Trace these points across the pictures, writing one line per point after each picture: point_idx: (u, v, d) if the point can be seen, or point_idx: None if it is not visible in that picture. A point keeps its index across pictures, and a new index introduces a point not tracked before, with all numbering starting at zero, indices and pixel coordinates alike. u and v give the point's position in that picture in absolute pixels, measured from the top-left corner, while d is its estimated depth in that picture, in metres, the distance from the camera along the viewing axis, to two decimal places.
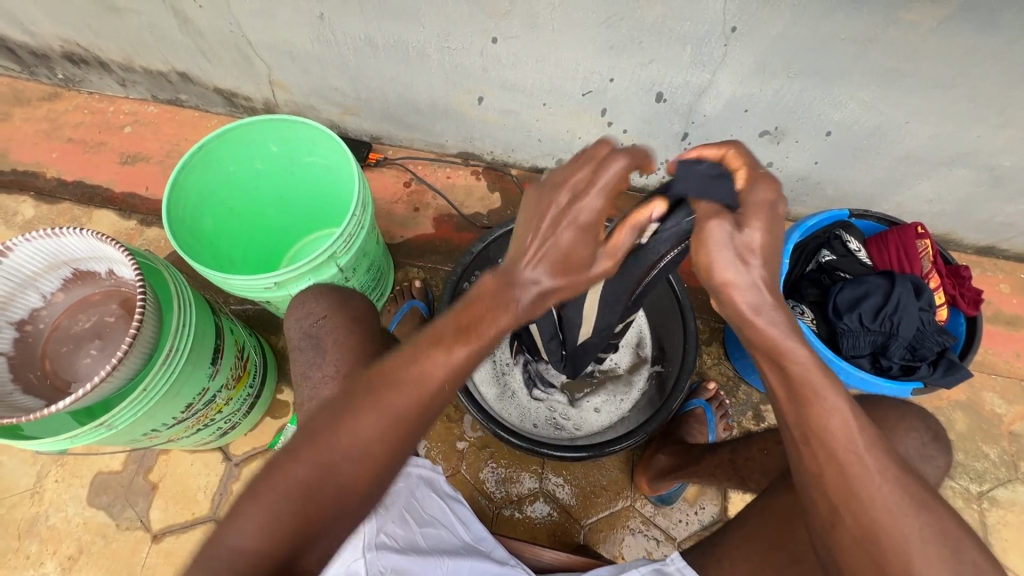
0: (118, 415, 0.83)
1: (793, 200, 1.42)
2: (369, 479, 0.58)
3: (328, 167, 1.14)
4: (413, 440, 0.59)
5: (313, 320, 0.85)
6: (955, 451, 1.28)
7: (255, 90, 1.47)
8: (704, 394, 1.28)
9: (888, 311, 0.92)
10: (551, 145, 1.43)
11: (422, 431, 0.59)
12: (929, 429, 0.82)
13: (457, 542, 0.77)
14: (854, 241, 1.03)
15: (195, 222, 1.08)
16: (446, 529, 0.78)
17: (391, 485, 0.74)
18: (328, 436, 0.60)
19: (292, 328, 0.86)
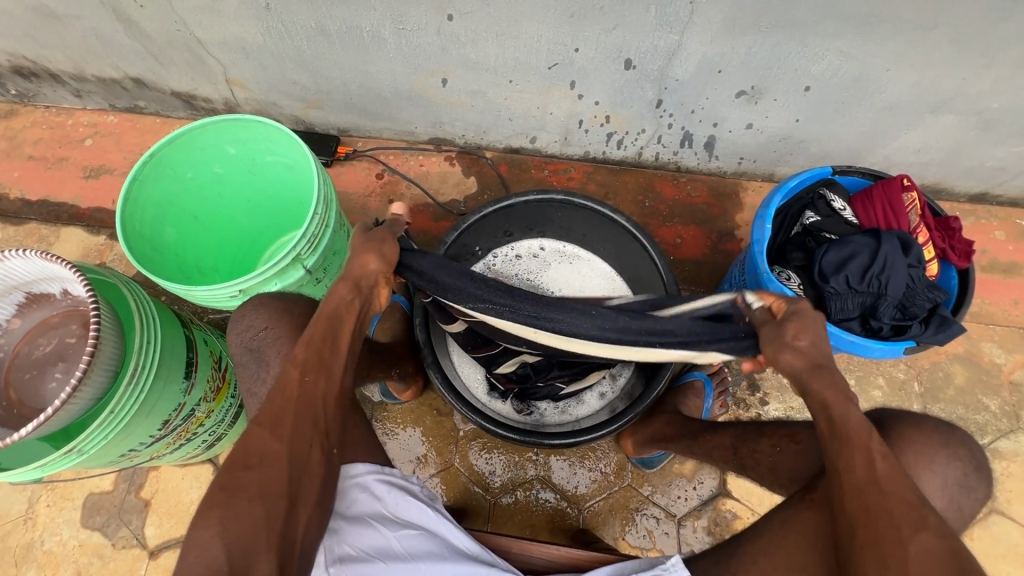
0: (88, 440, 0.81)
1: (776, 160, 1.38)
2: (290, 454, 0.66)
3: (290, 166, 1.10)
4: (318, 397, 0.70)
5: (254, 331, 0.86)
6: (955, 406, 1.26)
7: (213, 91, 1.42)
8: (707, 367, 1.25)
9: (875, 271, 0.89)
10: (523, 124, 1.38)
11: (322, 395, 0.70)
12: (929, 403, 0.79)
13: (437, 544, 0.76)
14: (838, 200, 0.99)
15: (156, 233, 1.05)
16: (424, 533, 0.77)
17: (351, 494, 0.77)
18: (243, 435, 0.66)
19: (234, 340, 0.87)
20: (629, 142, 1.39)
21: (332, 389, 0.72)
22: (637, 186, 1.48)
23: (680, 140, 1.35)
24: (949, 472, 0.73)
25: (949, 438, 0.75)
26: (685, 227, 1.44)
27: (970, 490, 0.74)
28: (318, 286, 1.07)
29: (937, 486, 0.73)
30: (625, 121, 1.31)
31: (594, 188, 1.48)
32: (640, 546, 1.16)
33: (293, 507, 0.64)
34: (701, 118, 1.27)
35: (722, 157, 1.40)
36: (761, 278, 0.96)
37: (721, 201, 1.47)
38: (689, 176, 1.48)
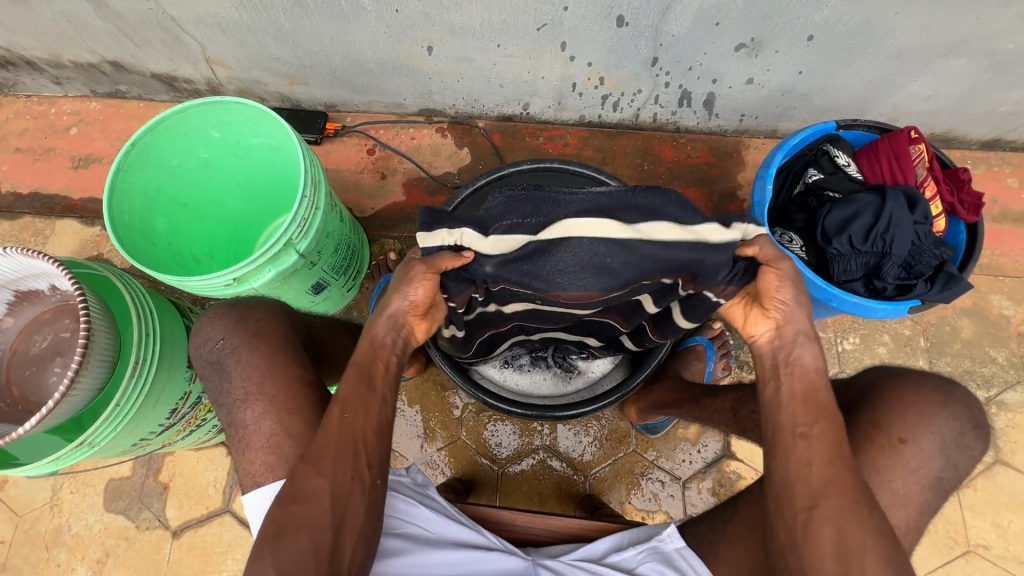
0: (96, 433, 0.82)
1: (780, 115, 1.33)
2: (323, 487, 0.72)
3: (277, 148, 1.07)
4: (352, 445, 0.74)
5: (213, 343, 0.88)
6: (961, 359, 1.25)
7: (193, 71, 1.38)
8: (708, 332, 1.24)
9: (880, 229, 0.85)
10: (515, 89, 1.32)
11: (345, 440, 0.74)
12: (971, 415, 0.74)
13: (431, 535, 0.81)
14: (843, 156, 0.97)
15: (147, 225, 1.03)
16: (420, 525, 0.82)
17: None
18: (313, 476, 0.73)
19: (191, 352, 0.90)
20: (625, 104, 1.34)
21: (371, 423, 0.76)
22: (635, 149, 1.44)
23: (678, 98, 1.30)
24: (956, 442, 0.73)
25: (950, 400, 0.75)
26: (685, 190, 1.41)
27: (975, 458, 0.74)
28: (314, 269, 1.06)
29: (933, 445, 0.73)
30: (620, 82, 1.26)
31: (591, 154, 1.44)
32: (646, 508, 1.19)
33: (339, 538, 0.71)
34: (699, 75, 1.21)
35: (722, 115, 1.35)
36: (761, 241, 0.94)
37: (723, 161, 1.43)
38: (689, 136, 1.44)
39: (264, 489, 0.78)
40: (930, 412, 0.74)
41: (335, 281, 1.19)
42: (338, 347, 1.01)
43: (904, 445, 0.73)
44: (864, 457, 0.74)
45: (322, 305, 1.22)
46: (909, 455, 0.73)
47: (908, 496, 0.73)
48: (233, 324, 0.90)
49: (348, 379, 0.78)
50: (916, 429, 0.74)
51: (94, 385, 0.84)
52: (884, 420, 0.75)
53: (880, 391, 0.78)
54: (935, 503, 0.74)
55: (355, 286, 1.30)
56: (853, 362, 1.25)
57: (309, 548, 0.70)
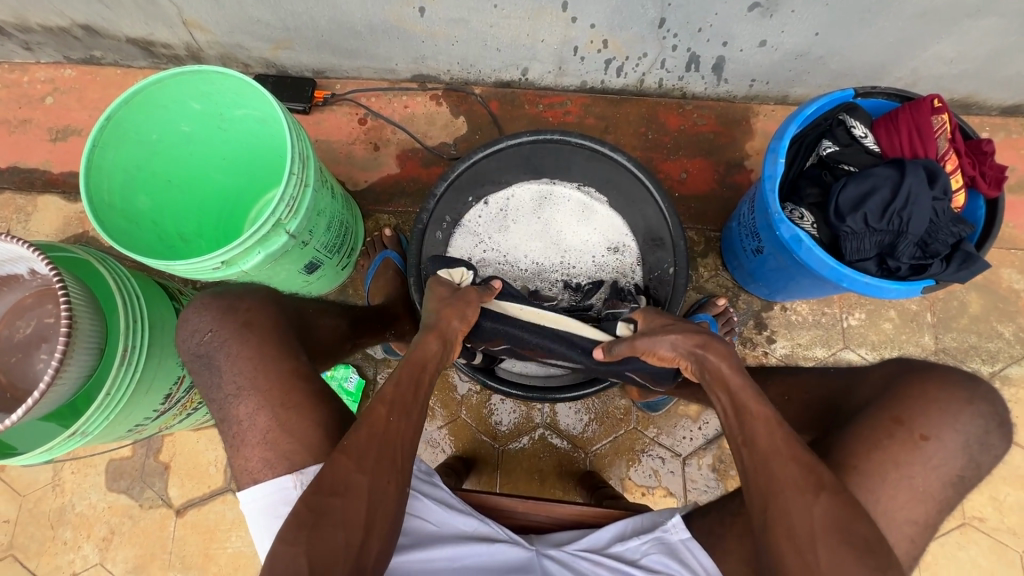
0: (89, 422, 0.81)
1: (792, 80, 1.26)
2: (363, 484, 0.71)
3: (262, 120, 1.02)
4: (393, 446, 0.75)
5: (200, 335, 0.85)
6: (968, 334, 1.23)
7: (171, 35, 1.29)
8: (712, 309, 1.21)
9: (897, 206, 0.81)
10: (513, 53, 1.25)
11: (387, 441, 0.75)
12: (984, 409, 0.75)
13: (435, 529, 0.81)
14: (860, 126, 0.91)
15: (129, 202, 0.99)
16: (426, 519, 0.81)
17: None
18: (351, 473, 0.71)
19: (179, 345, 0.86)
20: (630, 69, 1.27)
21: (410, 427, 0.78)
22: (639, 117, 1.38)
23: (686, 63, 1.23)
24: (978, 440, 0.74)
25: (973, 396, 0.75)
26: (690, 160, 1.35)
27: (998, 457, 0.75)
28: (306, 249, 1.02)
29: (954, 442, 0.74)
30: (624, 45, 1.19)
31: (592, 122, 1.38)
32: (646, 485, 1.19)
33: (369, 537, 0.70)
34: (709, 38, 1.14)
35: (732, 80, 1.28)
36: (771, 218, 0.90)
37: (731, 129, 1.37)
38: (696, 102, 1.37)
39: (259, 487, 0.75)
40: (955, 408, 0.75)
41: (329, 260, 1.15)
42: (333, 330, 0.99)
43: (923, 442, 0.74)
44: (880, 452, 0.75)
45: (316, 285, 1.19)
46: (929, 451, 0.74)
47: (926, 490, 0.74)
48: (223, 310, 0.87)
49: (399, 380, 0.80)
50: (938, 427, 0.74)
51: (81, 373, 0.82)
52: (906, 416, 0.76)
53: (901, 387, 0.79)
54: (953, 500, 0.74)
55: (349, 264, 1.27)
56: (858, 338, 1.23)
57: (336, 544, 0.67)
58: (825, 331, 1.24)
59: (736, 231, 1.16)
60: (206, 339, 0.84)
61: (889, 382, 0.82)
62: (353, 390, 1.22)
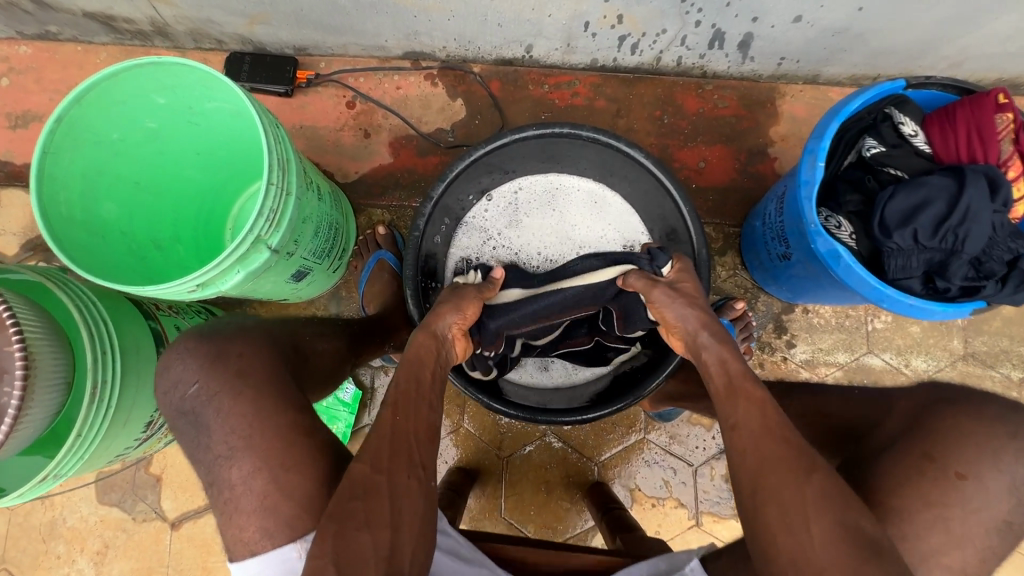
0: (62, 464, 0.74)
1: (826, 58, 1.14)
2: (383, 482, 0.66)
3: (237, 113, 0.91)
4: (408, 440, 0.70)
5: (183, 388, 0.75)
6: (999, 337, 1.16)
7: (132, 9, 1.15)
8: (730, 313, 1.14)
9: (953, 223, 0.72)
10: (516, 30, 1.12)
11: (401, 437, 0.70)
12: None
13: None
14: (909, 123, 0.82)
15: (93, 211, 0.88)
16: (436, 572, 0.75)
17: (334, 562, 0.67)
18: (367, 476, 0.66)
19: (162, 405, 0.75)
20: (646, 46, 1.14)
21: (421, 425, 0.73)
22: (654, 99, 1.26)
23: (709, 40, 1.11)
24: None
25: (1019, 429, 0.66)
26: (709, 148, 1.24)
27: None
28: (291, 260, 0.93)
29: (997, 483, 0.65)
30: (642, 21, 1.06)
31: (603, 105, 1.26)
32: (657, 495, 1.15)
33: (398, 535, 0.64)
34: (738, 13, 1.01)
35: (759, 58, 1.16)
36: (806, 229, 0.82)
37: (754, 112, 1.25)
38: (717, 82, 1.25)
39: (251, 561, 0.66)
40: (999, 442, 0.66)
41: (319, 266, 1.06)
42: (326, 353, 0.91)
43: (962, 482, 0.64)
44: (911, 491, 0.66)
45: (306, 290, 1.11)
46: (969, 493, 0.65)
47: (964, 536, 0.64)
48: (200, 338, 0.78)
49: (399, 381, 0.76)
50: (978, 465, 0.65)
51: (47, 412, 0.74)
52: (938, 453, 0.67)
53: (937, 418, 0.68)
54: (998, 548, 0.65)
55: (341, 265, 1.18)
56: (882, 342, 1.17)
57: (366, 551, 0.61)
58: (848, 335, 1.17)
59: (760, 231, 1.08)
60: (191, 396, 0.73)
61: (924, 415, 0.71)
62: (349, 400, 1.16)
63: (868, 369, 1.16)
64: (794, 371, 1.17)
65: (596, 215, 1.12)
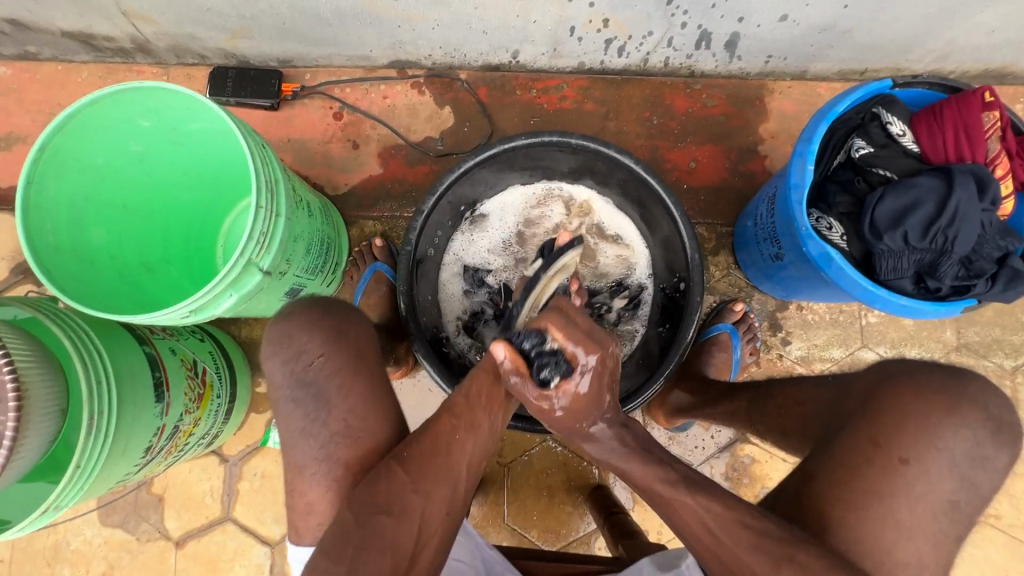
0: (62, 495, 0.74)
1: (813, 55, 1.14)
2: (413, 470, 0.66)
3: (223, 133, 0.90)
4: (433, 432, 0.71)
5: None
6: (992, 328, 1.17)
7: (112, 27, 1.14)
8: (731, 316, 1.15)
9: (942, 224, 0.73)
10: (501, 36, 1.11)
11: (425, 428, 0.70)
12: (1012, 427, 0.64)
13: None
14: (897, 122, 0.82)
15: (80, 239, 0.85)
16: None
17: None
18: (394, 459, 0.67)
19: (277, 373, 0.73)
20: (632, 49, 1.14)
21: None
22: (643, 100, 1.25)
23: (695, 40, 1.10)
24: (967, 456, 0.61)
25: (956, 404, 0.62)
26: (699, 148, 1.24)
27: None
28: (283, 279, 0.92)
29: (936, 462, 0.61)
30: (627, 24, 1.05)
31: (592, 107, 1.25)
32: None
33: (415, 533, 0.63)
34: (723, 14, 1.01)
35: (746, 56, 1.15)
36: (797, 233, 0.82)
37: (744, 110, 1.25)
38: (705, 81, 1.24)
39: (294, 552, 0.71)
40: (934, 422, 0.62)
41: (311, 281, 1.05)
42: None
43: (907, 465, 0.62)
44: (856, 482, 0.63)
45: None
46: (915, 475, 0.61)
47: (912, 526, 0.61)
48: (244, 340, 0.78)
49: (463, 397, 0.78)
50: (917, 447, 0.62)
51: (42, 440, 0.75)
52: (883, 436, 0.63)
53: (878, 394, 0.67)
54: None
55: (334, 277, 1.17)
56: (876, 336, 1.18)
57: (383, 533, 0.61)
58: (843, 330, 1.18)
59: (751, 231, 1.07)
60: (318, 367, 0.73)
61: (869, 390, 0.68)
62: None
63: (864, 363, 1.17)
64: (790, 367, 1.17)
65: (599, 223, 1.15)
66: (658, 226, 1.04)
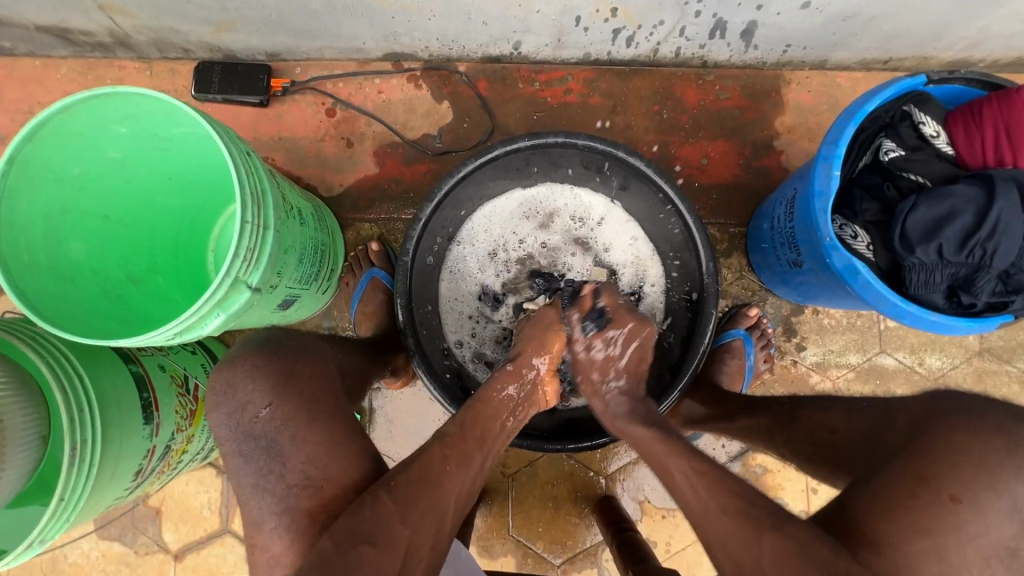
0: (46, 529, 0.70)
1: (835, 43, 1.06)
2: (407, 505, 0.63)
3: (208, 139, 0.85)
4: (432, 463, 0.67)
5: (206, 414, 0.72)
6: (1017, 331, 1.12)
7: (88, 21, 1.07)
8: (744, 321, 1.10)
9: (982, 237, 0.67)
10: (502, 26, 1.04)
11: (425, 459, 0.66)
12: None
13: None
14: (931, 123, 0.76)
15: (59, 254, 0.81)
16: None
17: None
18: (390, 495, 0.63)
19: (226, 428, 0.72)
20: (642, 38, 1.07)
21: None
22: (652, 92, 1.18)
23: (710, 29, 1.03)
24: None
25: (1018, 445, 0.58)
26: (712, 143, 1.17)
27: None
28: (275, 292, 0.87)
29: (995, 506, 0.56)
30: (637, 13, 0.99)
31: (599, 101, 1.18)
32: (666, 507, 1.12)
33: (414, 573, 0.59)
34: (740, 1, 0.94)
35: (763, 46, 1.08)
36: (821, 243, 0.77)
37: (759, 102, 1.18)
38: (718, 72, 1.17)
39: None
40: (995, 461, 0.58)
41: (306, 291, 1.00)
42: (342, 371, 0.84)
43: (956, 505, 0.57)
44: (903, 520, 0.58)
45: (295, 316, 1.05)
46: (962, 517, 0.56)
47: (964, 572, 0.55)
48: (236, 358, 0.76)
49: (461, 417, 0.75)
50: (973, 487, 0.57)
51: (21, 469, 0.72)
52: (932, 473, 0.59)
53: (925, 432, 0.63)
54: None
55: (330, 284, 1.12)
56: (895, 340, 1.13)
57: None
58: (860, 335, 1.13)
59: (768, 234, 1.01)
60: (267, 419, 0.71)
61: (912, 430, 0.65)
62: None
63: (881, 369, 1.12)
64: (804, 374, 1.13)
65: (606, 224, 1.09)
66: (667, 228, 0.99)
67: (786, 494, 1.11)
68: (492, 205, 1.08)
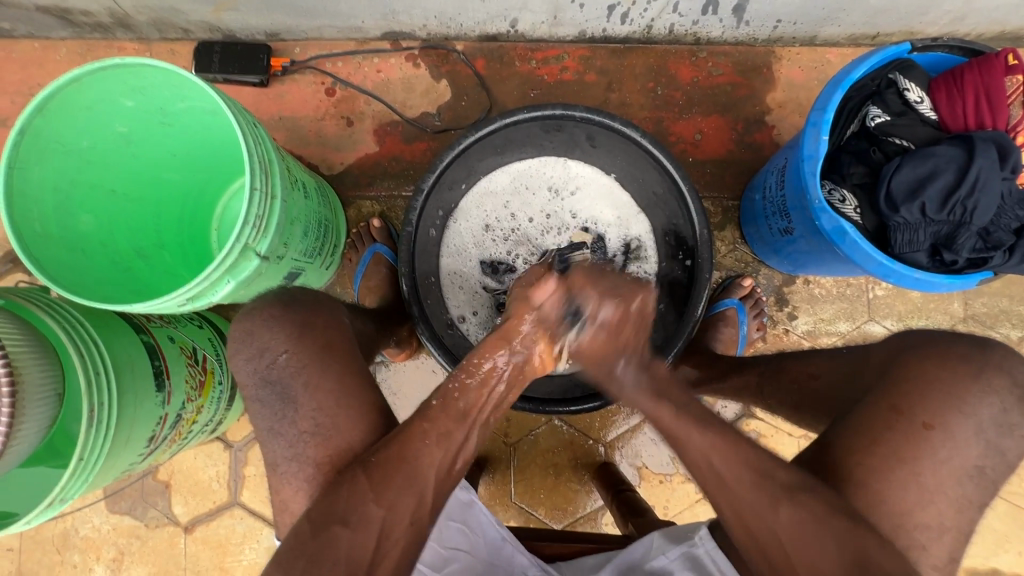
0: (67, 488, 0.73)
1: (824, 19, 1.09)
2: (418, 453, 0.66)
3: (213, 113, 0.87)
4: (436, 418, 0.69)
5: None
6: (1000, 298, 1.16)
7: (89, 1, 1.08)
8: (739, 291, 1.13)
9: (962, 195, 0.70)
10: (499, 4, 1.07)
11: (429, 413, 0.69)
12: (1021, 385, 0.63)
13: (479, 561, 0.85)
14: (915, 89, 0.78)
15: (69, 226, 0.82)
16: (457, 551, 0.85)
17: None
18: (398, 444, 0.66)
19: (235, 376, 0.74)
20: (636, 15, 1.10)
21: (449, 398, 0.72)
22: (647, 69, 1.21)
23: (702, 6, 1.06)
24: (994, 422, 0.61)
25: (982, 370, 0.63)
26: (705, 119, 1.20)
27: None
28: (282, 262, 0.90)
29: (962, 429, 0.61)
30: None
31: (594, 78, 1.20)
32: (663, 472, 1.16)
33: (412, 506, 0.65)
34: None
35: (754, 21, 1.11)
36: (811, 205, 0.80)
37: (750, 78, 1.20)
38: (711, 49, 1.20)
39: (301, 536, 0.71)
40: (969, 397, 0.62)
41: (310, 264, 1.02)
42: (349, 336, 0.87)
43: (945, 445, 0.61)
44: (912, 469, 0.61)
45: None
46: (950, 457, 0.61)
47: (961, 513, 0.60)
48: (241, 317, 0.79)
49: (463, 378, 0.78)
50: (944, 415, 0.62)
51: (40, 425, 0.74)
52: (904, 404, 0.63)
53: (896, 366, 0.66)
54: None
55: (334, 260, 1.14)
56: (883, 308, 1.17)
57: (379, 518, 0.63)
58: (850, 304, 1.17)
59: (759, 205, 1.04)
60: (283, 364, 0.72)
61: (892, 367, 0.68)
62: None
63: (870, 336, 1.16)
64: (797, 342, 1.17)
65: (601, 200, 1.11)
66: (661, 197, 1.01)
67: (779, 458, 1.15)
68: (489, 180, 1.10)
